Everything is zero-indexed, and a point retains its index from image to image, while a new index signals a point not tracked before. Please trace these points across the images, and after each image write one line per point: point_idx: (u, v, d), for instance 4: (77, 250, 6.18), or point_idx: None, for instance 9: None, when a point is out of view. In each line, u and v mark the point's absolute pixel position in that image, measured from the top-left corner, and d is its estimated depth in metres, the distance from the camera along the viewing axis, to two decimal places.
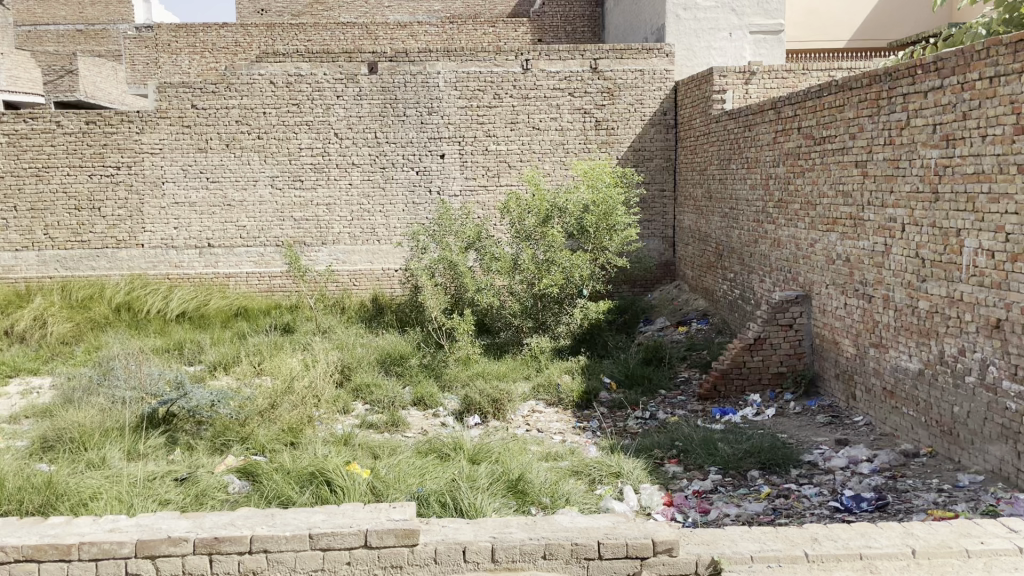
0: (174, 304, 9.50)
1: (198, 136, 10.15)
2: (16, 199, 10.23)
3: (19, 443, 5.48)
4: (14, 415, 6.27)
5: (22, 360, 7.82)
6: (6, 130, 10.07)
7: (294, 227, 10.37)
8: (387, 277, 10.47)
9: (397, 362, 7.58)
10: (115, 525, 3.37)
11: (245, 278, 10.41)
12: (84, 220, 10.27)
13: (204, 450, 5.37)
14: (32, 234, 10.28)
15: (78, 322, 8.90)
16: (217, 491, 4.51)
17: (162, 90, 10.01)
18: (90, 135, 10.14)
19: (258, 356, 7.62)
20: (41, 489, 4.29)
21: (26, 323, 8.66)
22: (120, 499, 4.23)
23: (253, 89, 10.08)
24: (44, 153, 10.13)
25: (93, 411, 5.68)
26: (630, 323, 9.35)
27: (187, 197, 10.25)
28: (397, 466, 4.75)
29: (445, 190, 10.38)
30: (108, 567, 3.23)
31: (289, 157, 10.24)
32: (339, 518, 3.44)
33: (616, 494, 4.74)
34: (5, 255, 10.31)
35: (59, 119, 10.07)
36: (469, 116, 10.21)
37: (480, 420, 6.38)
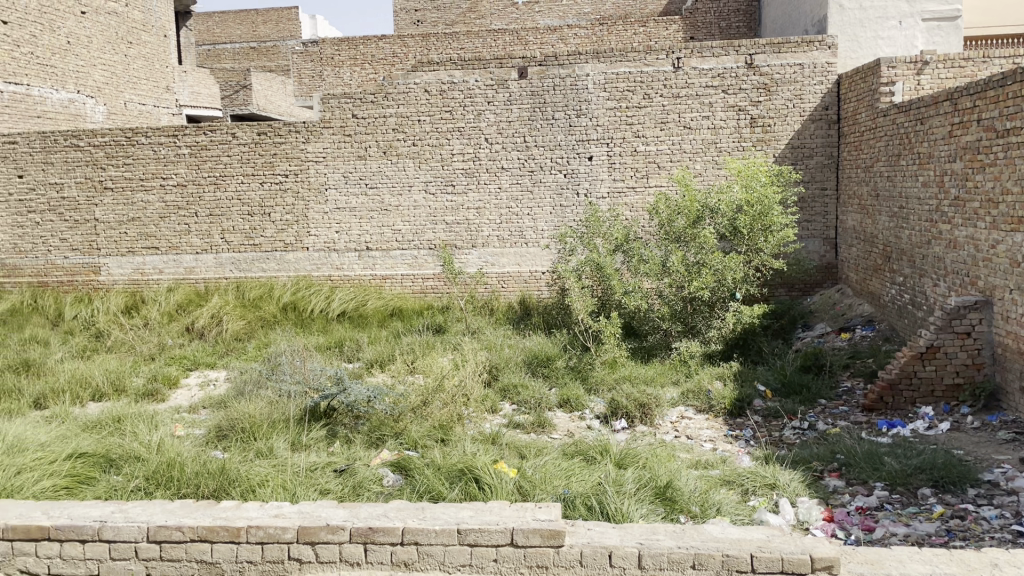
0: (335, 304, 10.02)
1: (358, 144, 10.66)
2: (197, 206, 11.14)
3: (199, 433, 5.94)
4: (193, 405, 6.79)
5: (201, 355, 8.49)
6: (189, 142, 10.98)
7: (446, 231, 10.68)
8: (535, 280, 10.59)
9: (544, 363, 7.64)
10: (279, 511, 3.59)
11: (400, 280, 10.84)
12: (256, 225, 11.02)
13: (361, 443, 5.61)
14: (211, 239, 11.16)
15: (250, 321, 9.57)
16: (373, 483, 4.72)
17: (326, 101, 10.59)
18: (260, 146, 10.85)
19: (411, 355, 7.90)
20: (216, 474, 4.63)
21: (204, 321, 9.40)
22: (284, 487, 4.49)
23: (409, 97, 10.47)
24: (221, 163, 10.96)
25: (262, 404, 6.08)
26: (787, 328, 8.96)
27: (348, 203, 10.79)
28: (544, 467, 4.78)
29: (593, 193, 10.35)
30: (273, 550, 3.43)
31: (441, 162, 10.56)
32: (486, 515, 3.50)
33: (771, 506, 4.56)
34: (188, 257, 11.26)
35: (234, 132, 10.87)
36: (618, 117, 10.15)
37: (627, 424, 6.31)
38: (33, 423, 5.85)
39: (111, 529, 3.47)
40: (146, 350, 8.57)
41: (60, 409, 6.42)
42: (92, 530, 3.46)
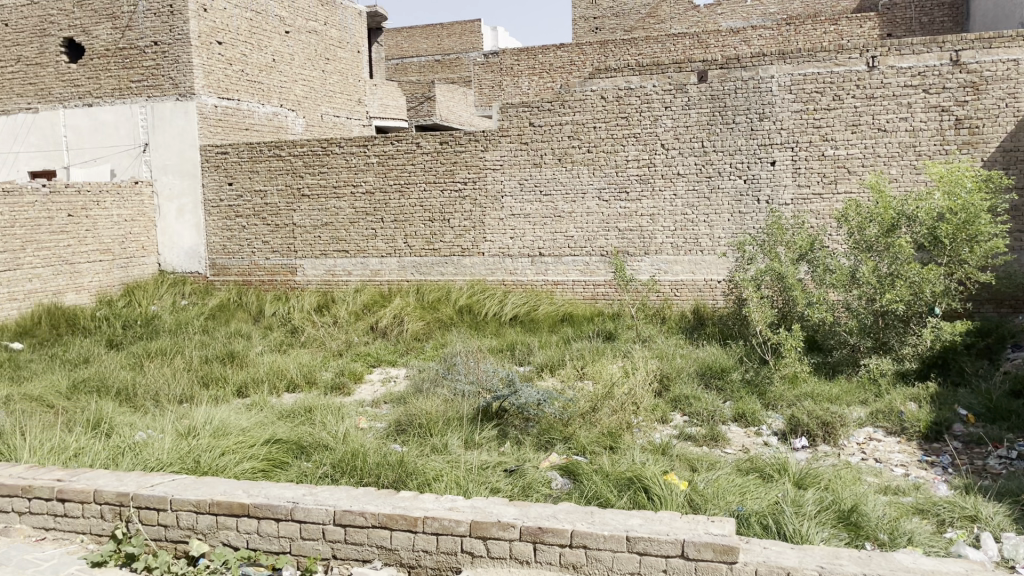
0: (508, 308, 10.27)
1: (534, 152, 10.87)
2: (383, 212, 11.78)
3: (379, 426, 6.26)
4: (375, 400, 7.17)
5: (383, 353, 8.97)
6: (378, 152, 11.65)
7: (619, 237, 10.65)
8: (710, 289, 10.32)
9: (718, 375, 7.43)
10: (453, 505, 3.72)
11: (571, 285, 10.93)
12: (436, 230, 11.49)
13: (531, 445, 5.70)
14: (395, 243, 11.76)
15: (427, 322, 9.99)
16: (542, 485, 4.78)
17: (504, 110, 10.88)
18: (442, 154, 11.31)
19: (582, 361, 7.94)
20: (395, 466, 4.87)
21: (387, 321, 9.93)
22: (458, 483, 4.64)
23: (586, 104, 10.54)
24: (406, 171, 11.55)
25: (439, 402, 6.33)
26: (994, 348, 8.19)
27: (522, 209, 11.03)
28: (717, 481, 4.65)
29: (775, 200, 9.94)
30: (447, 542, 3.55)
31: (616, 168, 10.55)
32: (657, 524, 3.45)
33: (971, 540, 4.19)
34: (373, 260, 11.94)
35: (418, 141, 11.40)
36: (804, 120, 9.71)
37: (808, 443, 6.00)
38: (237, 409, 6.42)
39: (301, 510, 3.70)
40: (334, 347, 9.16)
41: (259, 398, 6.99)
42: (285, 510, 3.71)
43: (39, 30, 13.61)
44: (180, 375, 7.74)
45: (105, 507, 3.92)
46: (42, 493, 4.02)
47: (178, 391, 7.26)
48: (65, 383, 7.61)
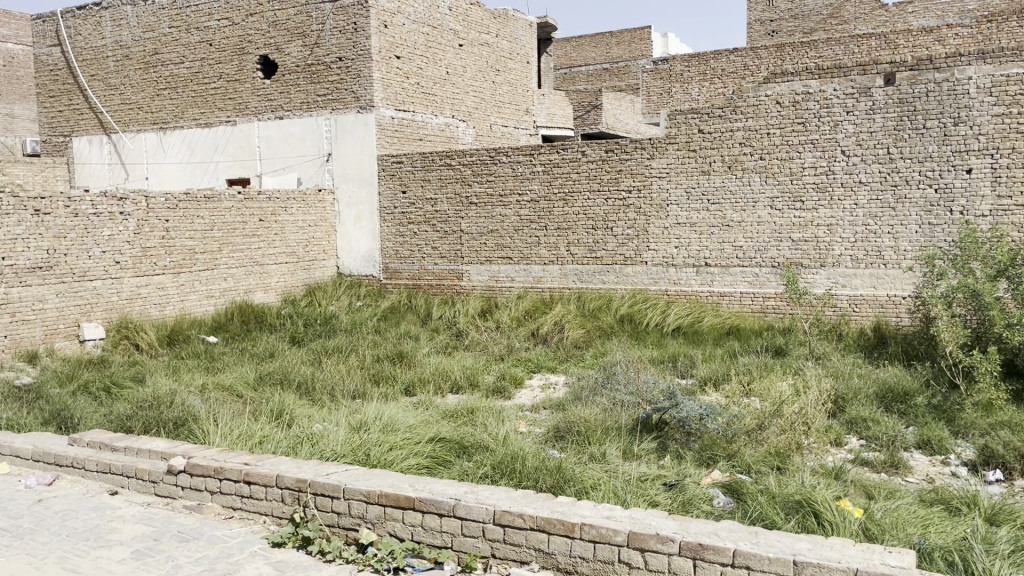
0: (671, 318, 10.11)
1: (703, 159, 10.64)
2: (548, 219, 11.96)
3: (539, 431, 6.33)
4: (535, 405, 7.26)
5: (544, 359, 9.06)
6: (544, 160, 11.84)
7: (792, 248, 10.22)
8: (893, 305, 9.65)
9: (900, 398, 6.93)
10: (611, 514, 3.70)
11: (739, 297, 10.60)
12: (600, 238, 11.52)
13: (692, 461, 5.55)
14: (558, 250, 11.95)
15: (589, 329, 10.01)
16: (703, 502, 4.65)
17: (673, 118, 10.75)
18: (608, 162, 11.33)
19: (748, 376, 7.67)
20: (553, 472, 4.91)
21: (548, 327, 10.04)
22: (616, 493, 4.61)
23: (760, 110, 10.22)
24: (571, 179, 11.68)
25: (598, 410, 6.34)
26: None
27: (689, 218, 10.81)
28: (894, 511, 4.35)
29: (970, 211, 9.17)
30: (604, 550, 3.53)
31: (790, 176, 10.14)
32: (827, 551, 3.27)
33: None
34: (537, 267, 12.16)
35: (585, 150, 11.51)
36: (1007, 124, 8.94)
37: (1003, 476, 5.49)
38: (405, 407, 6.71)
39: (463, 507, 3.81)
40: (497, 351, 9.37)
41: (424, 397, 7.27)
42: (448, 506, 3.83)
43: (238, 49, 14.89)
44: (353, 373, 8.20)
45: (285, 492, 4.22)
46: (231, 475, 4.39)
47: (351, 387, 7.69)
48: (252, 375, 8.27)
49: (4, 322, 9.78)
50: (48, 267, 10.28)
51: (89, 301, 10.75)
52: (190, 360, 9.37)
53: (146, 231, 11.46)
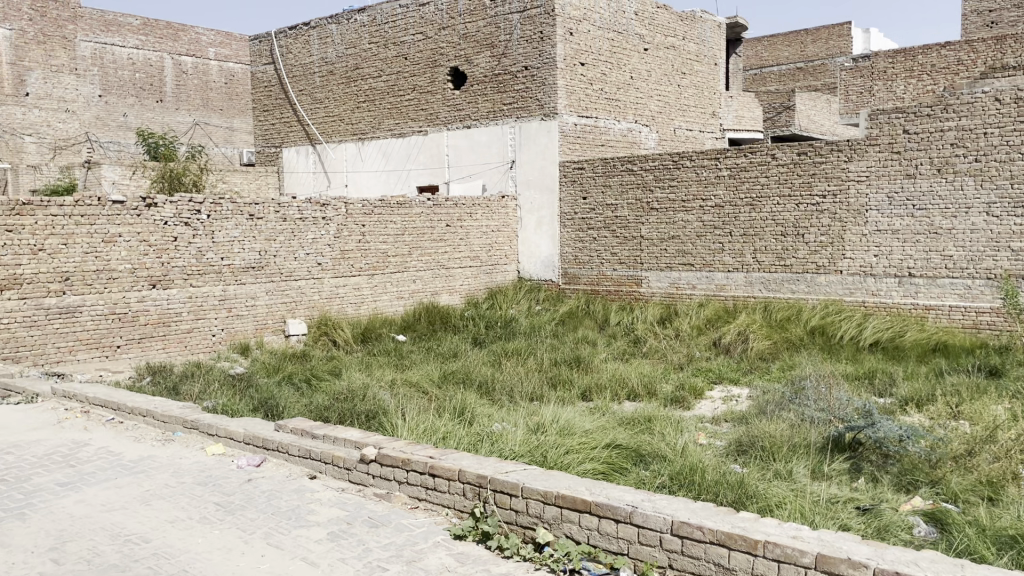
0: (868, 332, 9.48)
1: (907, 162, 9.94)
2: (733, 225, 11.61)
3: (719, 444, 6.14)
4: (716, 417, 7.04)
5: (726, 370, 8.77)
6: (730, 164, 11.52)
7: (1012, 259, 9.28)
8: None
9: None
10: (798, 534, 3.52)
11: (947, 311, 9.76)
12: (789, 244, 11.04)
13: (889, 485, 5.16)
14: (743, 257, 11.54)
15: (775, 340, 9.59)
16: (901, 530, 4.31)
17: (874, 118, 10.11)
18: (800, 165, 10.85)
19: (957, 398, 7.04)
20: (735, 487, 4.74)
21: (731, 337, 9.72)
22: (801, 513, 4.39)
23: (975, 108, 9.42)
24: (759, 184, 11.24)
25: (783, 426, 6.08)
26: None
27: (891, 224, 10.13)
28: None
29: None
30: (790, 571, 3.35)
31: (1011, 179, 9.25)
32: None
33: None
34: (720, 275, 11.84)
35: (774, 152, 11.07)
36: None
37: None
38: (582, 412, 6.74)
39: (640, 515, 3.77)
40: (676, 359, 9.19)
41: (602, 403, 7.27)
42: (625, 512, 3.80)
43: (431, 62, 15.66)
44: (532, 376, 8.35)
45: (467, 487, 4.36)
46: (417, 467, 4.61)
47: (529, 389, 7.82)
48: (437, 373, 8.63)
49: (221, 316, 10.98)
50: (260, 267, 11.37)
51: (294, 300, 11.74)
52: (381, 356, 9.92)
53: (345, 235, 12.34)
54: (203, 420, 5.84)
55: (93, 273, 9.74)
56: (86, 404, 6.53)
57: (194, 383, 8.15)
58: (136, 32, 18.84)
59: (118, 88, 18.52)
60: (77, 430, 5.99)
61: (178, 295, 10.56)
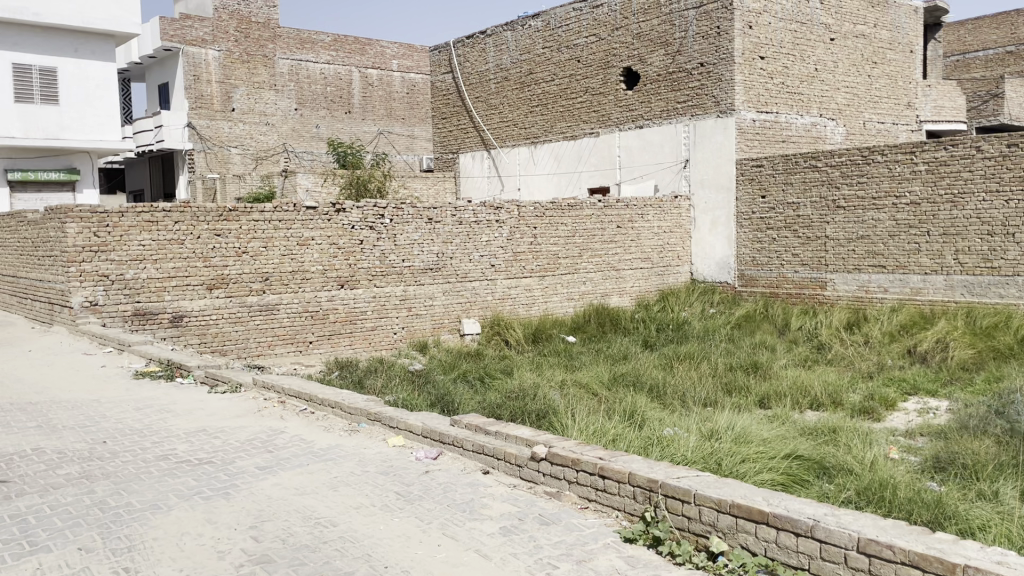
0: None
1: None
2: (930, 224, 10.86)
3: (913, 460, 5.68)
4: (910, 430, 6.54)
5: (922, 380, 8.12)
6: (928, 159, 10.80)
7: None
8: None
9: None
10: (1004, 560, 3.20)
11: None
12: (997, 245, 10.20)
13: None
14: (943, 259, 10.76)
15: (980, 350, 8.78)
16: None
17: None
18: (1010, 159, 10.00)
19: None
20: (931, 506, 4.38)
21: (928, 346, 9.02)
22: (1009, 539, 3.98)
23: None
24: (961, 179, 10.48)
25: (987, 443, 5.57)
26: None
27: None
28: None
29: None
30: None
31: None
32: None
33: None
34: (915, 278, 11.09)
35: (979, 145, 10.28)
36: None
37: None
38: (759, 420, 6.48)
39: (822, 529, 3.55)
40: (865, 368, 8.64)
41: (781, 412, 6.95)
42: (806, 525, 3.60)
43: (603, 63, 15.76)
44: (706, 381, 8.13)
45: (637, 490, 4.31)
46: (587, 467, 4.60)
47: (703, 395, 7.61)
48: (607, 375, 8.60)
49: (402, 316, 11.57)
50: (438, 269, 11.87)
51: (469, 300, 12.23)
52: (552, 357, 10.03)
53: (518, 237, 12.62)
54: (385, 413, 6.14)
55: (289, 274, 10.52)
56: (282, 394, 7.06)
57: (377, 377, 8.62)
58: (328, 49, 20.27)
59: (311, 101, 19.98)
60: (274, 418, 6.49)
61: (364, 295, 11.22)
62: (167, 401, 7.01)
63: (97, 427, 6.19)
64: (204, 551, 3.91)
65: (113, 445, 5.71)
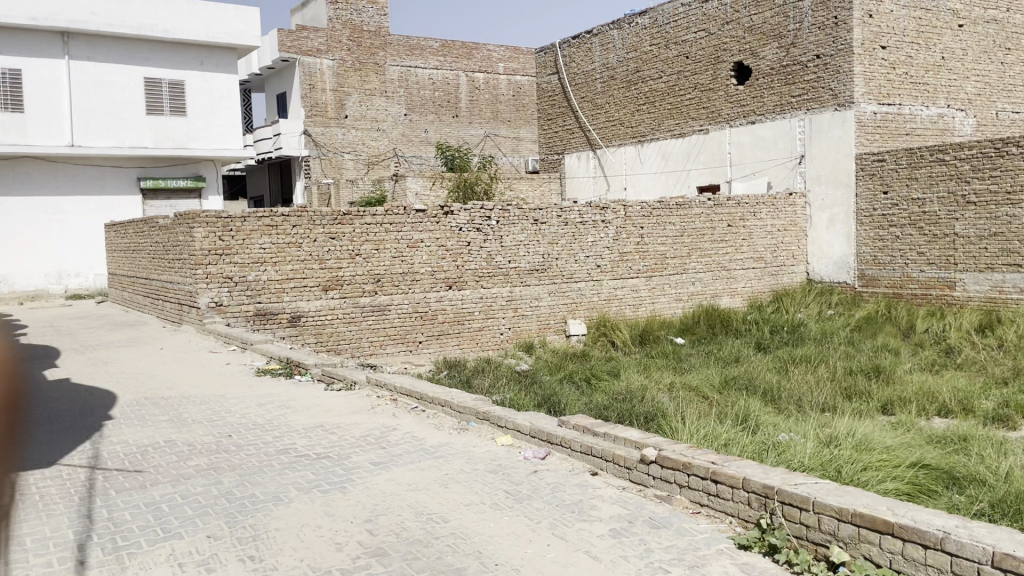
0: None
1: None
2: None
3: None
4: None
5: None
6: None
7: None
8: None
9: None
10: None
11: None
12: None
13: None
14: None
15: None
16: None
17: None
18: None
19: None
20: None
21: None
22: None
23: None
24: None
25: None
26: None
27: None
28: None
29: None
30: None
31: None
32: None
33: None
34: None
35: None
36: None
37: None
38: (881, 426, 6.19)
39: (953, 542, 3.34)
40: (999, 373, 8.11)
41: (905, 418, 6.62)
42: (935, 537, 3.39)
43: (713, 58, 15.58)
44: (823, 385, 7.82)
45: (751, 496, 4.19)
46: (699, 471, 4.51)
47: (821, 400, 7.33)
48: (719, 378, 8.40)
49: (508, 316, 11.69)
50: (543, 270, 11.92)
51: (575, 301, 12.23)
52: (660, 359, 9.89)
53: (625, 238, 12.52)
54: (493, 412, 6.20)
55: (399, 275, 10.77)
56: (394, 392, 7.24)
57: (484, 377, 8.71)
58: (436, 54, 20.71)
59: (420, 106, 20.47)
60: (386, 416, 6.67)
61: (471, 296, 11.39)
62: (286, 398, 7.31)
63: (224, 421, 6.52)
64: (322, 543, 4.05)
65: (238, 438, 5.99)
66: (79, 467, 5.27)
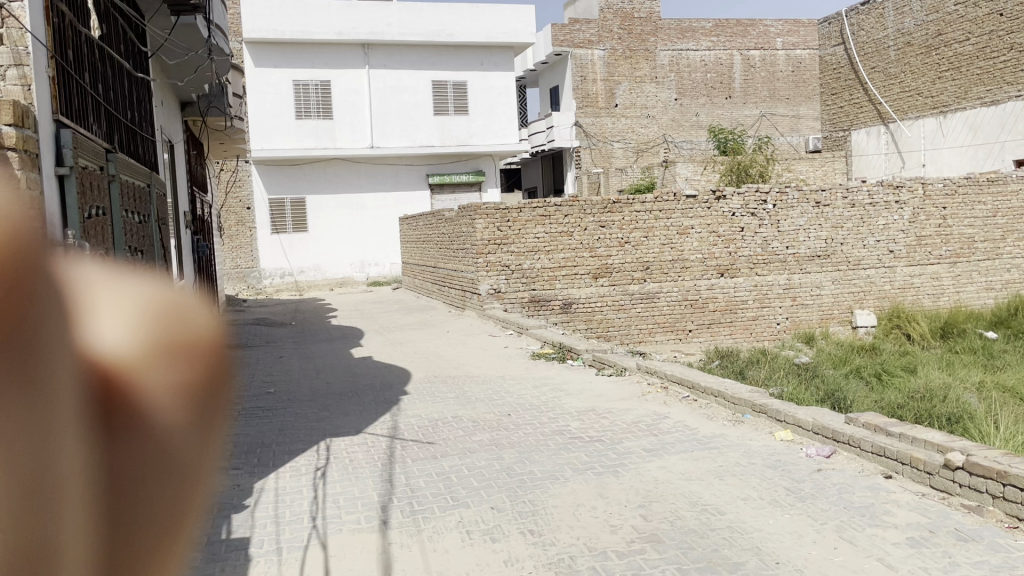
0: None
1: None
2: None
3: None
4: None
5: None
6: None
7: None
8: None
9: None
10: None
11: None
12: None
13: None
14: None
15: None
16: None
17: None
18: None
19: None
20: None
21: None
22: None
23: None
24: None
25: None
26: None
27: None
28: None
29: None
30: None
31: None
32: None
33: None
34: None
35: None
36: None
37: None
38: None
39: None
40: None
41: None
42: None
43: None
44: None
45: None
46: (1017, 482, 3.96)
47: None
48: None
49: (786, 305, 11.16)
50: (826, 256, 11.19)
51: (863, 289, 11.38)
52: (965, 354, 8.89)
53: (923, 219, 11.45)
54: (772, 405, 5.89)
55: (669, 263, 10.64)
56: (666, 379, 7.16)
57: (760, 369, 8.33)
58: (709, 35, 20.27)
59: (691, 90, 20.14)
60: (658, 404, 6.62)
61: (745, 284, 10.99)
62: (561, 381, 7.57)
63: (506, 400, 6.89)
64: (597, 524, 4.12)
65: (518, 418, 6.29)
66: (381, 436, 5.84)
